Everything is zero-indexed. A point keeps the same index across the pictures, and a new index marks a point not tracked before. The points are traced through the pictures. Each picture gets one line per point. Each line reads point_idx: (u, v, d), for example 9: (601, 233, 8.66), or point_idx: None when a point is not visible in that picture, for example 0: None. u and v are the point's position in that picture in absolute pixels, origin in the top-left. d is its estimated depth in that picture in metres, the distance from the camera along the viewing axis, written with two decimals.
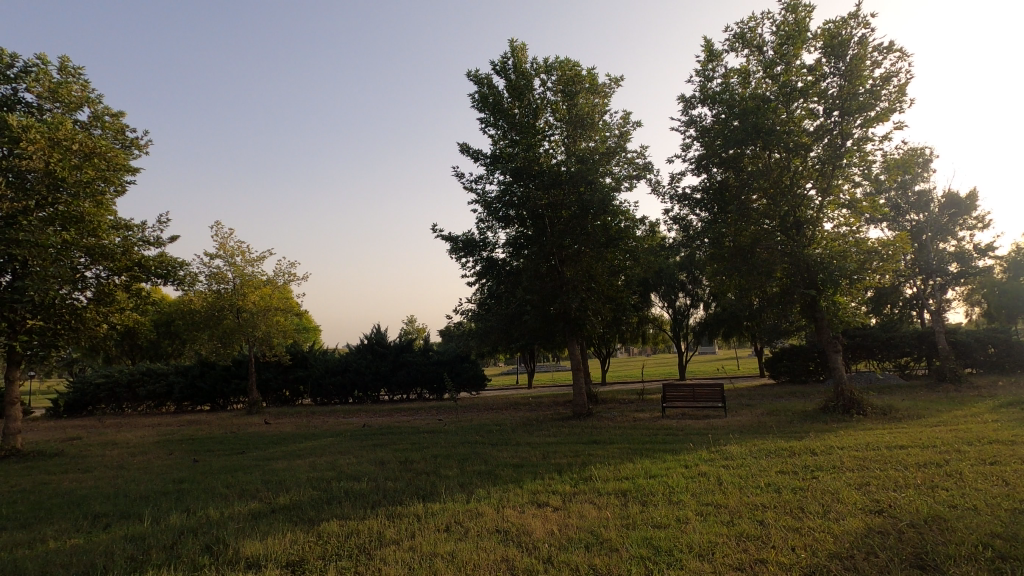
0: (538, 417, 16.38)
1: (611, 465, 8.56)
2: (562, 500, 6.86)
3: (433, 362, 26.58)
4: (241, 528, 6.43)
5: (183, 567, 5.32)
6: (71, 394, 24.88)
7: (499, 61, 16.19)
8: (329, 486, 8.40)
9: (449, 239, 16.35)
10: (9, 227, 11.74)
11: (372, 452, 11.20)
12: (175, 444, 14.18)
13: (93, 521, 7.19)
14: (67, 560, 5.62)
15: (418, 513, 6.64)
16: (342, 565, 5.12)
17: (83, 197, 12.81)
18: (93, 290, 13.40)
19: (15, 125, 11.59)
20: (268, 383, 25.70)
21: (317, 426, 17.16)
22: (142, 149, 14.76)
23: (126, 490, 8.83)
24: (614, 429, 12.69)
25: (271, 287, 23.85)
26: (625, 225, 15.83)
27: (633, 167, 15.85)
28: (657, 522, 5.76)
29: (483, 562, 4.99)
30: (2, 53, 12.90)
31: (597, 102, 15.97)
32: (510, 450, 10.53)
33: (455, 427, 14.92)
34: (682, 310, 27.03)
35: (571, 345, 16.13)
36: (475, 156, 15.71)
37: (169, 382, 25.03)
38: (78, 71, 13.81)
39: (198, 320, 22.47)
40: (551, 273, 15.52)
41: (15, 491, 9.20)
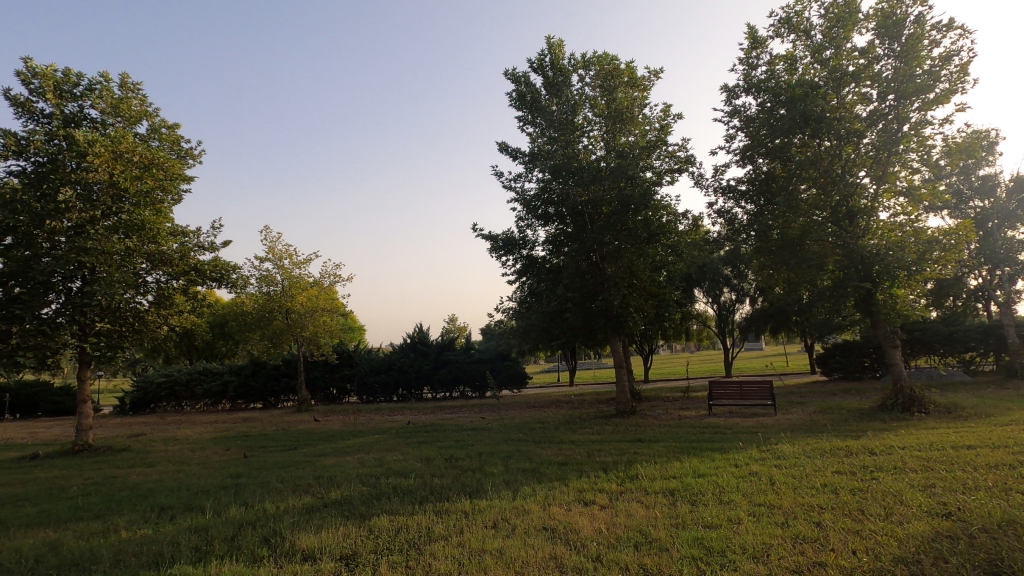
0: (580, 415, 16.30)
1: (657, 464, 8.43)
2: (609, 499, 6.83)
3: (474, 360, 26.81)
4: (296, 521, 6.66)
5: (243, 558, 5.55)
6: (135, 392, 26.34)
7: (536, 58, 16.14)
8: (378, 482, 8.60)
9: (489, 238, 16.41)
10: (78, 236, 12.53)
11: (418, 449, 11.40)
12: (230, 440, 14.80)
13: (159, 513, 7.58)
14: (137, 549, 5.95)
15: (465, 510, 6.72)
16: (393, 560, 5.23)
17: (144, 206, 13.51)
18: (153, 294, 14.11)
19: (82, 141, 12.35)
20: (316, 382, 26.48)
21: (363, 423, 17.59)
22: (197, 159, 15.47)
23: (188, 483, 9.28)
24: (659, 427, 12.49)
25: (318, 288, 24.61)
26: (668, 220, 15.55)
27: (674, 160, 15.55)
28: (708, 522, 5.64)
29: (532, 559, 5.00)
30: (69, 73, 13.75)
31: (636, 95, 15.72)
32: (554, 448, 10.52)
33: (498, 425, 15.02)
34: (727, 305, 26.31)
35: (613, 342, 15.96)
36: (514, 154, 15.73)
37: (224, 381, 26.16)
38: (137, 87, 14.58)
39: (250, 321, 23.37)
40: (592, 270, 15.39)
41: (89, 484, 9.79)
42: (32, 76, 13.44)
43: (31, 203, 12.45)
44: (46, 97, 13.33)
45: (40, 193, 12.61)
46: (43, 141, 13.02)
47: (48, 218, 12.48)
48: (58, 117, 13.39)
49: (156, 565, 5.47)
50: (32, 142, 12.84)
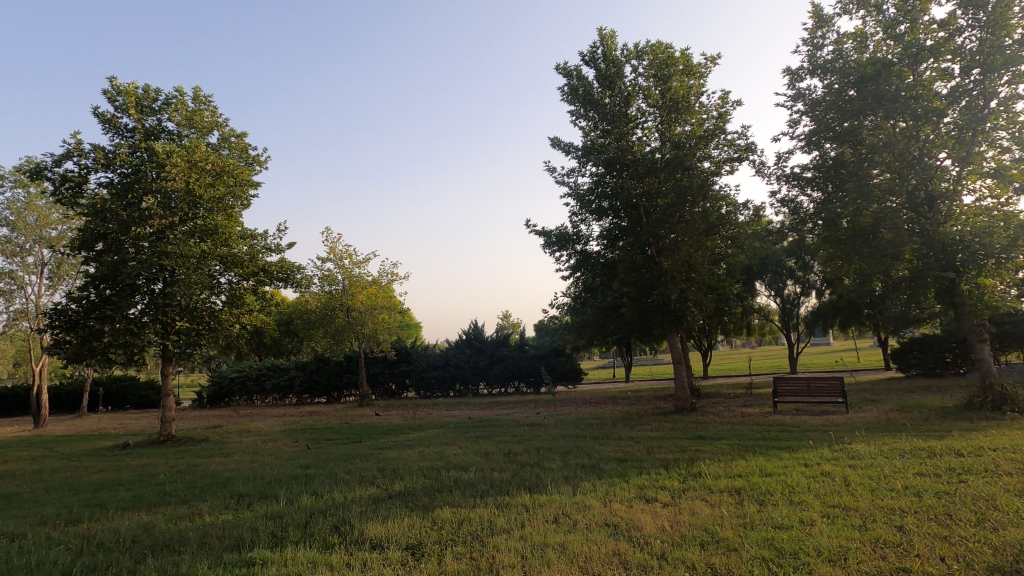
0: (639, 412, 16.07)
1: (721, 462, 8.21)
2: (671, 496, 6.70)
3: (529, 357, 26.88)
4: (364, 511, 6.92)
5: (316, 544, 5.82)
6: (211, 387, 28.08)
7: (588, 51, 15.95)
8: (439, 475, 8.80)
9: (542, 234, 16.41)
10: (159, 241, 13.47)
11: (477, 443, 11.58)
12: (299, 432, 15.54)
13: (238, 500, 8.06)
14: (220, 533, 6.35)
15: (526, 504, 6.76)
16: (458, 551, 5.35)
17: (217, 211, 14.36)
18: (226, 294, 14.94)
19: (161, 152, 13.25)
20: (376, 377, 27.32)
21: (423, 418, 18.03)
22: (263, 165, 16.27)
23: (263, 473, 9.82)
24: (721, 424, 12.14)
25: (376, 286, 25.42)
26: (727, 210, 15.02)
27: (734, 149, 15.02)
28: (778, 522, 5.45)
29: (595, 555, 4.99)
30: (148, 89, 14.77)
31: (692, 83, 15.28)
32: (613, 444, 10.42)
33: (554, 420, 15.04)
34: (791, 299, 25.14)
35: (671, 338, 15.58)
36: (567, 149, 15.64)
37: (291, 376, 27.49)
38: (209, 99, 15.49)
39: (313, 319, 24.37)
40: (648, 264, 15.08)
41: (174, 472, 10.53)
42: (116, 94, 14.52)
43: (119, 211, 13.49)
44: (130, 113, 14.37)
45: (126, 202, 13.63)
46: (128, 154, 14.06)
47: (133, 225, 13.47)
48: (140, 131, 14.44)
49: (238, 549, 5.82)
50: (118, 155, 13.90)
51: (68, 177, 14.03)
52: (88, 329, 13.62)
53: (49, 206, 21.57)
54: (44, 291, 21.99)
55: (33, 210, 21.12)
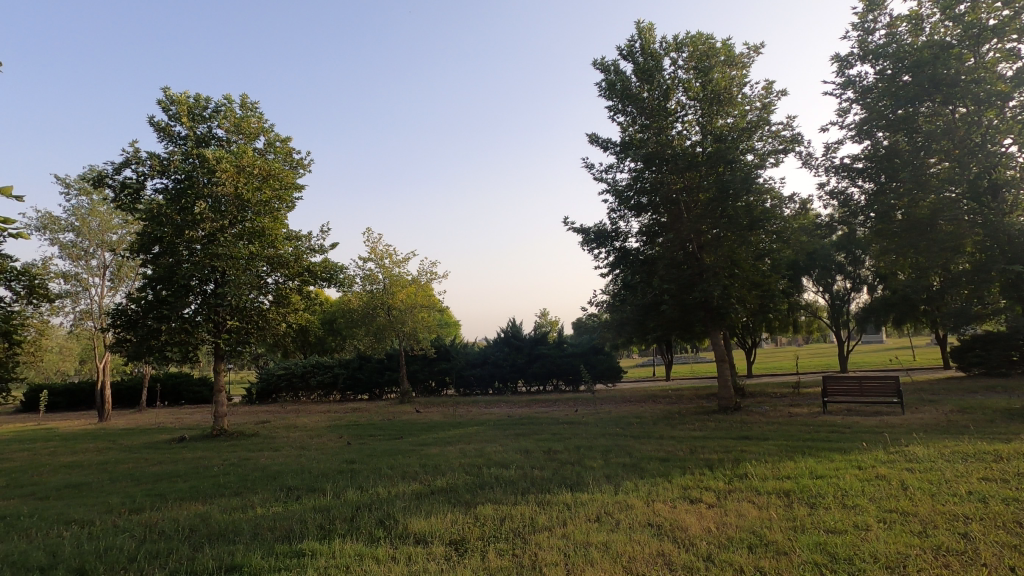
0: (680, 410, 15.80)
1: (768, 463, 7.98)
2: (717, 497, 6.55)
3: (568, 355, 26.76)
4: (407, 506, 7.04)
5: (362, 537, 5.96)
6: (260, 383, 29.17)
7: (626, 45, 15.75)
8: (480, 471, 8.89)
9: (580, 232, 16.30)
10: (211, 243, 14.04)
11: (517, 441, 11.62)
12: (343, 428, 15.94)
13: (287, 493, 8.33)
14: (271, 525, 6.58)
15: (568, 502, 6.76)
16: (500, 548, 5.38)
17: (264, 214, 14.87)
18: (273, 294, 15.42)
19: (211, 159, 13.80)
20: (416, 374, 27.76)
21: (462, 415, 18.22)
22: (306, 168, 16.74)
23: (310, 467, 10.12)
24: (767, 424, 11.81)
25: (416, 285, 25.80)
26: (772, 204, 14.57)
27: (779, 140, 14.57)
28: (830, 526, 5.26)
29: (639, 555, 4.93)
30: (199, 98, 15.40)
31: (733, 74, 14.90)
32: (654, 444, 10.27)
33: (594, 418, 14.92)
34: (841, 294, 24.30)
35: (714, 335, 15.22)
36: (605, 145, 15.48)
37: (335, 373, 28.24)
38: (255, 106, 16.04)
39: (356, 318, 24.96)
40: (689, 260, 14.76)
41: (227, 464, 10.98)
42: (170, 104, 15.20)
43: (173, 216, 14.15)
44: (182, 121, 15.02)
45: (180, 207, 14.28)
46: (181, 160, 14.72)
47: (186, 228, 14.09)
48: (192, 138, 15.10)
49: (288, 540, 6.02)
50: (171, 161, 14.56)
51: (127, 184, 14.79)
52: (146, 328, 14.33)
53: (110, 212, 22.78)
54: (106, 292, 23.24)
55: (95, 216, 22.36)
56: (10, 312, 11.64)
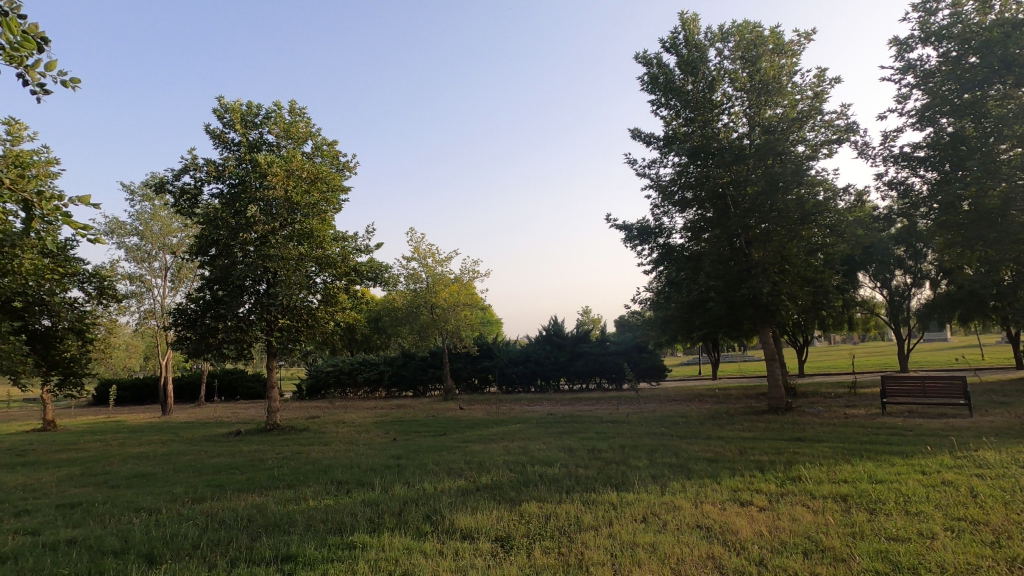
0: (728, 410, 15.40)
1: (823, 466, 7.70)
2: (768, 500, 6.36)
3: (611, 353, 26.44)
4: (453, 502, 7.15)
5: (410, 531, 6.08)
6: (310, 379, 30.19)
7: (669, 37, 15.44)
8: (525, 469, 8.93)
9: (623, 228, 16.11)
10: (264, 245, 14.63)
11: (560, 439, 11.60)
12: (389, 424, 16.29)
13: (338, 486, 8.60)
14: (323, 517, 6.80)
15: (613, 502, 6.70)
16: (546, 546, 5.39)
17: (313, 216, 15.34)
18: (322, 293, 15.89)
19: (264, 163, 14.36)
20: (460, 372, 28.06)
21: (506, 412, 18.34)
22: (352, 170, 17.16)
23: (359, 461, 10.40)
24: (821, 426, 11.37)
25: (458, 284, 26.11)
26: (825, 196, 13.99)
27: (832, 130, 13.98)
28: (892, 534, 5.02)
29: (687, 557, 4.84)
30: (252, 105, 16.03)
31: (783, 62, 14.39)
32: (702, 444, 10.06)
33: (638, 417, 14.73)
34: (901, 291, 23.15)
35: (763, 333, 14.74)
36: (648, 140, 15.24)
37: (380, 370, 28.92)
38: (303, 111, 16.55)
39: (401, 316, 25.48)
40: (736, 256, 14.34)
41: (281, 458, 11.42)
42: (224, 112, 15.89)
43: (229, 219, 14.80)
44: (236, 128, 15.67)
45: (234, 211, 14.92)
46: (235, 166, 15.37)
47: (241, 231, 14.74)
48: (245, 144, 15.74)
49: (340, 532, 6.21)
50: (226, 167, 15.24)
51: (186, 190, 15.54)
52: (205, 327, 15.04)
53: (170, 216, 24.03)
54: (167, 293, 24.53)
55: (157, 220, 23.63)
56: (83, 312, 12.44)
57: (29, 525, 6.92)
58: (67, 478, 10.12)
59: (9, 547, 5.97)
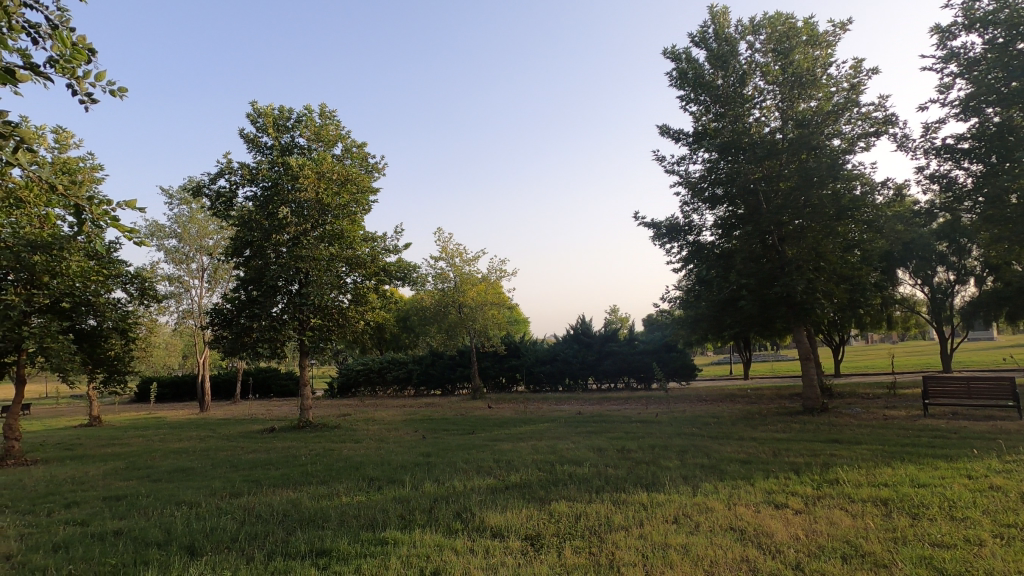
0: (761, 411, 15.09)
1: (862, 469, 7.48)
2: (805, 503, 6.21)
3: (639, 352, 26.15)
4: (483, 500, 7.20)
5: (440, 529, 6.14)
6: (341, 378, 30.76)
7: (698, 31, 15.20)
8: (553, 468, 8.92)
9: (651, 226, 15.94)
10: (296, 246, 14.96)
11: (589, 438, 11.55)
12: (418, 422, 16.47)
13: (369, 483, 8.75)
14: (356, 513, 6.92)
15: (644, 502, 6.64)
16: (577, 545, 5.38)
17: (343, 217, 15.62)
18: (352, 293, 16.14)
19: (295, 166, 14.68)
20: (488, 371, 28.16)
21: (534, 411, 18.34)
22: (381, 171, 17.40)
23: (390, 459, 10.55)
24: (858, 427, 11.05)
25: (485, 283, 26.22)
26: (862, 190, 13.59)
27: (870, 122, 13.56)
28: (937, 540, 4.84)
29: (721, 559, 4.77)
30: (284, 109, 16.40)
31: (817, 54, 14.02)
32: (734, 445, 9.88)
33: (668, 417, 14.55)
34: (943, 288, 22.28)
35: (797, 332, 14.39)
36: (676, 136, 15.03)
37: (409, 369, 29.28)
38: (333, 114, 16.86)
39: (429, 315, 25.73)
40: (769, 253, 14.03)
41: (314, 454, 11.66)
42: (258, 116, 16.28)
43: (262, 221, 15.18)
44: (268, 132, 16.05)
45: (267, 213, 15.28)
46: (268, 169, 15.74)
47: (274, 233, 15.10)
48: (277, 148, 16.11)
49: (372, 528, 6.32)
50: (260, 170, 15.62)
51: (221, 193, 16.00)
52: (240, 326, 15.45)
53: (207, 219, 24.75)
54: (204, 293, 25.28)
55: (195, 223, 24.37)
56: (126, 312, 12.91)
57: (79, 516, 7.23)
58: (112, 472, 10.55)
59: (60, 536, 6.26)
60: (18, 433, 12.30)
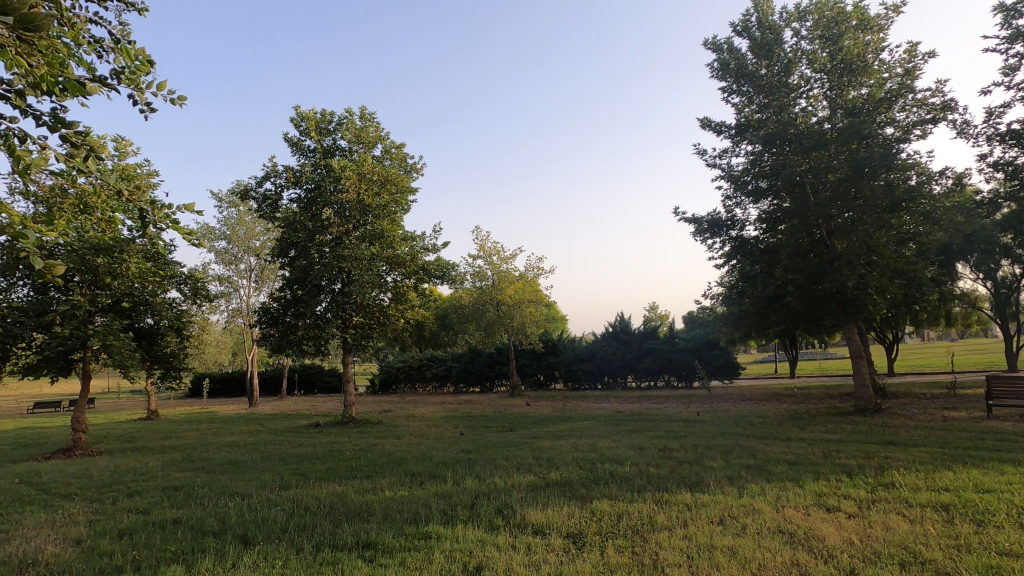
0: (810, 411, 14.59)
1: (920, 472, 7.15)
2: (859, 507, 5.98)
3: (680, 349, 25.69)
4: (524, 497, 7.22)
5: (482, 524, 6.19)
6: (382, 375, 31.42)
7: (740, 20, 14.80)
8: (594, 466, 8.88)
9: (692, 221, 15.64)
10: (339, 246, 15.35)
11: (629, 437, 11.43)
12: (458, 419, 16.65)
13: (412, 478, 8.91)
14: (400, 507, 7.06)
15: (688, 503, 6.53)
16: (619, 544, 5.34)
17: (383, 217, 15.93)
18: (393, 292, 16.45)
19: (337, 168, 15.04)
20: (526, 368, 28.17)
21: (573, 409, 18.29)
22: (420, 171, 17.65)
23: (431, 455, 10.71)
24: (916, 429, 10.54)
25: (523, 281, 26.25)
26: (917, 180, 12.97)
27: (926, 108, 12.91)
28: (1005, 548, 4.58)
29: (770, 562, 4.65)
30: (326, 112, 16.83)
31: (868, 39, 13.44)
32: (781, 446, 9.59)
33: (710, 416, 14.26)
34: (1007, 282, 21.11)
35: (848, 330, 13.85)
36: (718, 129, 14.68)
37: (448, 366, 29.63)
38: (373, 116, 17.19)
39: (467, 313, 26.00)
40: (817, 248, 13.57)
41: (357, 449, 11.94)
42: (301, 120, 16.75)
43: (306, 223, 15.64)
44: (311, 135, 16.50)
45: (311, 214, 15.74)
46: (311, 171, 16.19)
47: (317, 233, 15.54)
48: (320, 151, 16.55)
49: (416, 522, 6.43)
50: (303, 173, 16.08)
51: (268, 196, 16.54)
52: (286, 324, 15.97)
53: (254, 221, 25.68)
54: (252, 293, 26.20)
55: (243, 225, 25.37)
56: (180, 311, 13.52)
57: (141, 505, 7.63)
58: (170, 463, 11.08)
59: (125, 523, 6.62)
60: (85, 425, 13.07)
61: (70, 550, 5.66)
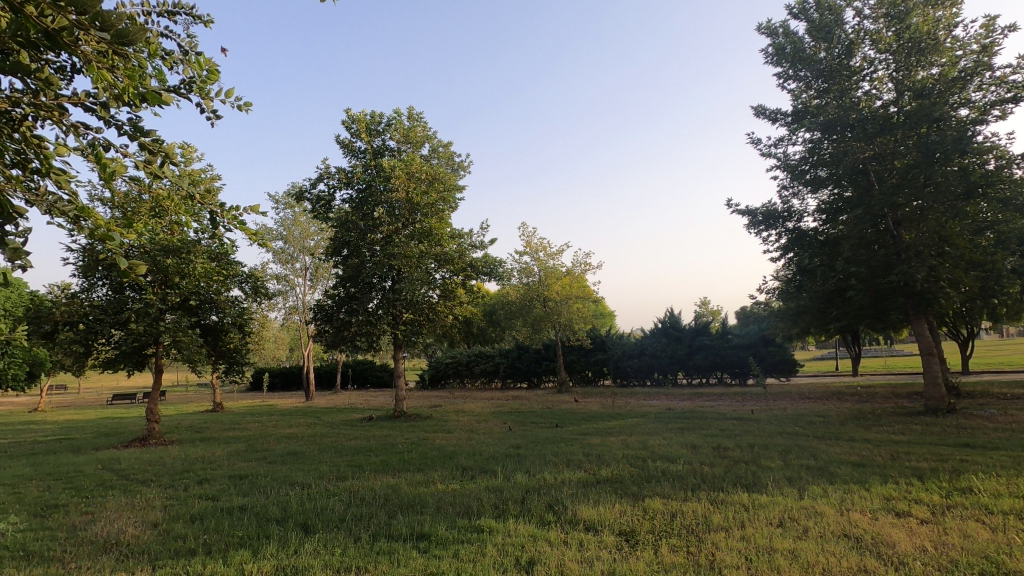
0: (875, 410, 13.86)
1: (1000, 478, 6.66)
2: (932, 512, 5.64)
3: (733, 346, 24.92)
4: (575, 493, 7.19)
5: (533, 520, 6.21)
6: (431, 370, 32.06)
7: (796, 3, 14.18)
8: (645, 464, 8.74)
9: (746, 214, 15.11)
10: (389, 244, 15.71)
11: (682, 435, 11.20)
12: (506, 415, 16.77)
13: (463, 472, 9.03)
14: (451, 500, 7.17)
15: (745, 503, 6.34)
16: (674, 544, 5.23)
17: (431, 215, 16.17)
18: (441, 288, 16.74)
19: (387, 168, 15.35)
20: (573, 365, 28.02)
21: (622, 406, 18.08)
22: (466, 170, 17.83)
23: (481, 449, 10.83)
24: (995, 430, 9.85)
25: (570, 277, 26.08)
26: (996, 164, 12.07)
27: (1006, 86, 11.99)
28: None
29: (835, 567, 4.46)
30: (376, 113, 17.23)
31: (939, 15, 12.59)
32: (844, 446, 9.14)
33: (766, 414, 13.80)
34: None
35: (917, 325, 13.06)
36: (774, 116, 14.11)
37: (496, 363, 29.87)
38: (421, 116, 17.50)
39: (514, 309, 26.13)
40: (882, 239, 12.86)
41: (409, 443, 12.22)
42: (352, 122, 17.20)
43: (358, 222, 16.07)
44: (362, 137, 16.92)
45: (363, 214, 16.17)
46: (362, 172, 16.62)
47: (369, 232, 15.98)
48: (370, 151, 16.97)
49: (468, 515, 6.52)
50: (355, 173, 16.54)
51: (321, 197, 17.08)
52: (340, 321, 16.50)
53: (309, 222, 26.63)
54: (308, 291, 27.20)
55: (298, 225, 26.33)
56: (242, 308, 14.19)
57: (210, 492, 8.07)
58: (235, 453, 11.66)
59: (196, 509, 7.02)
60: (158, 416, 13.93)
61: (148, 532, 6.05)
